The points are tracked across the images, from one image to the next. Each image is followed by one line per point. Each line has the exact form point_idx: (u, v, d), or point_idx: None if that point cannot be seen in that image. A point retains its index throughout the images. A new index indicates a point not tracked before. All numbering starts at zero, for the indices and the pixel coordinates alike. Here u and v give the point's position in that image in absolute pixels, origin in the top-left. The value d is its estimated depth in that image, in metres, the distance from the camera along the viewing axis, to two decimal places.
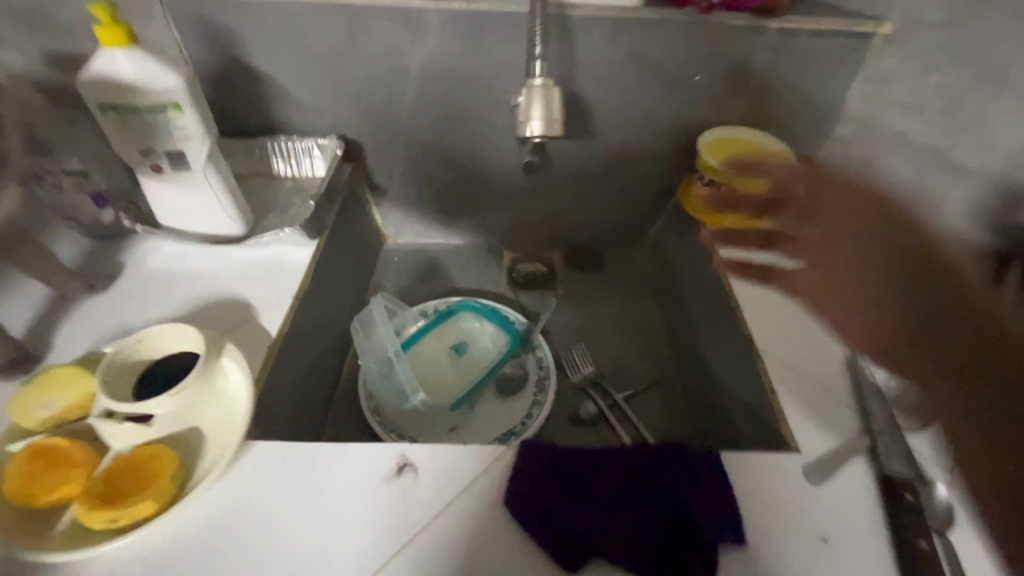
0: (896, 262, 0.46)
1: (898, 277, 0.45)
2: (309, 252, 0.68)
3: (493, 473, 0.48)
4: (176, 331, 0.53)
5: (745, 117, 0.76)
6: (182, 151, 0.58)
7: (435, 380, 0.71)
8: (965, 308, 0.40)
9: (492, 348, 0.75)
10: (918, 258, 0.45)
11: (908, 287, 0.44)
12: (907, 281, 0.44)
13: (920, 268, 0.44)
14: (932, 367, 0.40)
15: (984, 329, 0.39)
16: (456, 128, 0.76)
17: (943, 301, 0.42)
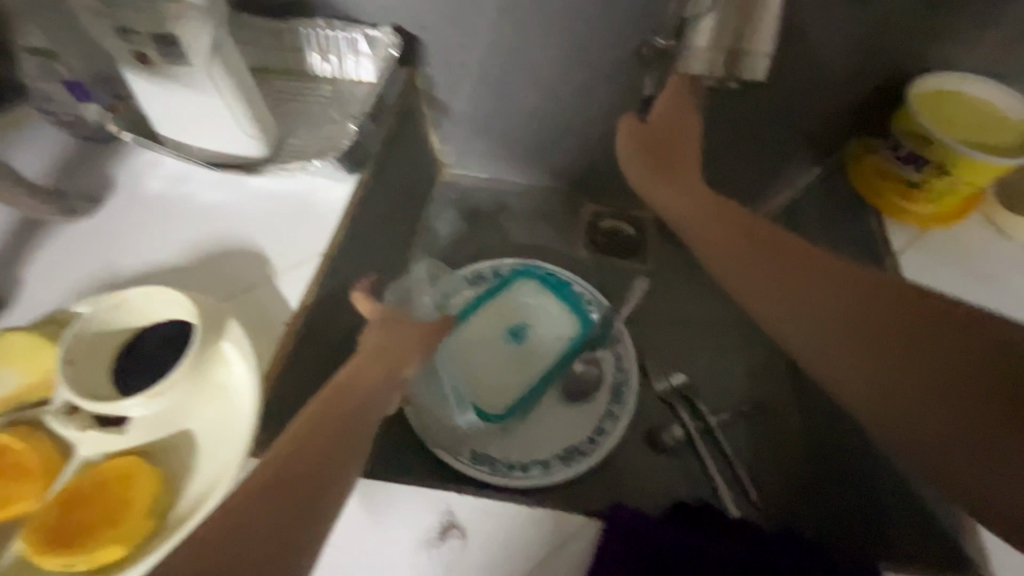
0: (870, 322, 0.34)
1: (859, 341, 0.34)
2: (346, 190, 0.51)
3: (567, 553, 0.36)
4: (162, 298, 0.39)
5: (991, 61, 0.51)
6: (174, 37, 0.40)
7: (485, 367, 0.58)
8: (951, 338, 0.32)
9: (559, 334, 0.60)
10: (897, 303, 0.34)
11: (862, 348, 0.34)
12: (877, 350, 0.34)
13: (891, 327, 0.34)
14: (924, 421, 0.32)
15: (939, 346, 0.32)
16: (555, 33, 0.54)
17: (921, 357, 0.33)
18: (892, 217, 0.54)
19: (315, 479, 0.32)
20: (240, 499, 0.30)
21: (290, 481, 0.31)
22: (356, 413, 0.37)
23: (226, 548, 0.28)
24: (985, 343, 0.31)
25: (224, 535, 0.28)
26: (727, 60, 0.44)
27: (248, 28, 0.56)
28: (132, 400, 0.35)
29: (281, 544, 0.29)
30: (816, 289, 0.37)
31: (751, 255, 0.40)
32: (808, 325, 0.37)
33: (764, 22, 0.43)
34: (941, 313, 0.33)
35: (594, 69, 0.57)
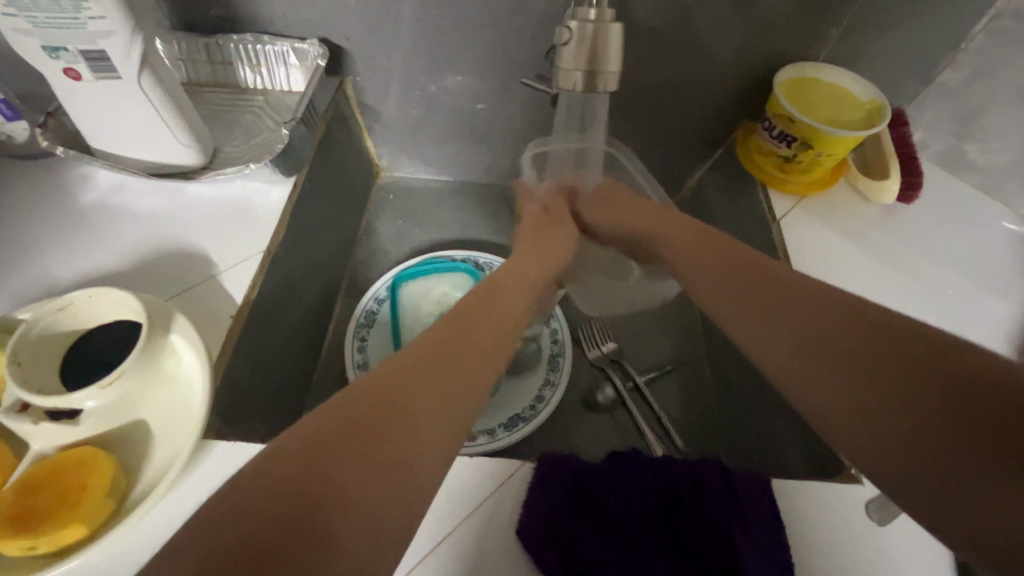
0: (751, 295, 0.37)
1: (748, 303, 0.37)
2: (282, 192, 0.55)
3: (505, 491, 0.41)
4: (106, 298, 0.41)
5: (839, 53, 0.60)
6: (105, 54, 0.43)
7: None
8: (866, 339, 0.31)
9: None
10: (788, 288, 0.36)
11: (757, 298, 0.37)
12: (830, 354, 0.32)
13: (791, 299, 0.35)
14: (916, 435, 0.27)
15: (902, 353, 0.29)
16: (470, 43, 0.60)
17: (826, 312, 0.33)
18: (775, 188, 0.62)
19: (411, 424, 0.28)
20: (327, 430, 0.27)
21: (373, 422, 0.27)
22: (462, 353, 0.33)
23: (323, 490, 0.25)
24: (927, 359, 0.29)
25: (311, 464, 0.25)
26: (585, 83, 0.41)
27: (175, 43, 0.58)
28: (85, 391, 0.36)
29: (389, 499, 0.26)
30: (669, 250, 0.46)
31: (706, 261, 0.42)
32: (719, 306, 0.39)
33: (613, 39, 0.39)
34: (924, 359, 0.29)
35: (510, 71, 0.63)
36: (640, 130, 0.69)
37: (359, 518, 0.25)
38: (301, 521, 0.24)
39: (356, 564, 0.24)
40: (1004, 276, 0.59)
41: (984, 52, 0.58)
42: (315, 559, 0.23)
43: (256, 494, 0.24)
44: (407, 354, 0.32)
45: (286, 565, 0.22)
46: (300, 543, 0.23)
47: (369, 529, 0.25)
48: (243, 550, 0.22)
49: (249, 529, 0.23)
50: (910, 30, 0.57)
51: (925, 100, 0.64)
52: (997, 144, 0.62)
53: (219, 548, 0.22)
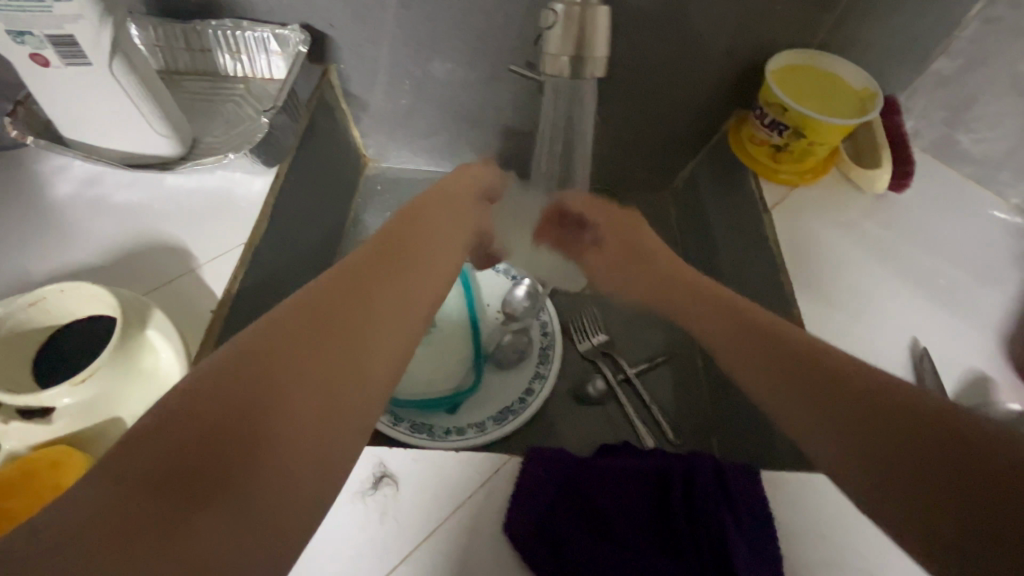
0: (763, 352, 0.37)
1: (756, 353, 0.38)
2: (264, 184, 0.53)
3: (492, 485, 0.41)
4: (78, 294, 0.40)
5: (833, 40, 0.59)
6: (73, 39, 0.41)
7: (434, 366, 0.62)
8: (858, 401, 0.32)
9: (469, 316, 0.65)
10: (791, 348, 0.36)
11: (768, 346, 0.37)
12: (835, 414, 0.32)
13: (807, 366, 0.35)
14: (924, 482, 0.28)
15: (900, 416, 0.30)
16: (457, 29, 0.58)
17: (828, 369, 0.34)
18: (767, 177, 0.62)
19: (346, 350, 0.29)
20: (259, 349, 0.27)
21: (303, 342, 0.28)
22: (396, 287, 0.34)
23: (254, 405, 0.25)
24: (919, 429, 0.29)
25: (239, 377, 0.26)
26: (572, 68, 0.40)
27: (152, 29, 0.56)
28: (57, 389, 0.35)
29: (319, 416, 0.27)
30: (672, 290, 0.46)
31: (713, 309, 0.42)
32: (730, 357, 0.39)
33: (600, 23, 0.38)
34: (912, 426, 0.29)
35: (498, 59, 0.61)
36: (632, 120, 0.68)
37: (289, 430, 0.26)
38: (230, 431, 0.24)
39: (274, 499, 0.25)
40: (994, 266, 0.59)
41: (978, 39, 0.57)
42: (244, 467, 0.24)
43: (186, 409, 0.24)
44: (341, 282, 0.32)
45: (216, 469, 0.24)
46: (229, 449, 0.24)
47: (300, 444, 0.26)
48: (173, 453, 0.23)
49: (150, 471, 0.22)
50: (904, 16, 0.57)
51: (919, 89, 0.63)
52: (990, 133, 0.61)
53: (146, 453, 0.23)
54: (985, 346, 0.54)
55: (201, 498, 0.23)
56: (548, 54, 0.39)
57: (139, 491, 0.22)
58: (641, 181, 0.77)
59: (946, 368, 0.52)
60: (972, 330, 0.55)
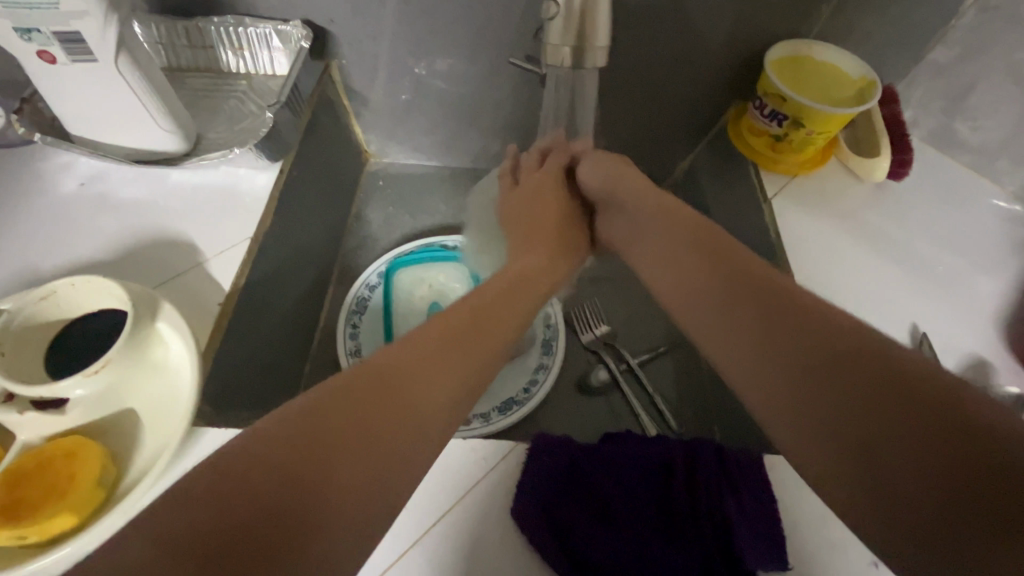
0: (754, 337, 0.36)
1: (753, 330, 0.36)
2: (268, 179, 0.54)
3: (499, 473, 0.41)
4: (89, 287, 0.40)
5: (831, 30, 0.59)
6: (79, 36, 0.41)
7: None
8: (863, 376, 0.29)
9: None
10: (794, 319, 0.34)
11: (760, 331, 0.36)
12: (848, 392, 0.30)
13: (791, 334, 0.34)
14: (903, 497, 0.26)
15: (897, 395, 0.28)
16: (457, 23, 0.59)
17: (823, 352, 0.32)
18: (767, 167, 0.62)
19: (392, 412, 0.30)
20: (312, 411, 0.28)
21: (357, 408, 0.29)
22: (447, 349, 0.35)
23: (309, 463, 0.27)
24: (944, 424, 0.26)
25: (295, 440, 0.27)
26: (573, 59, 0.40)
27: (155, 27, 0.57)
28: (70, 381, 0.36)
29: (371, 476, 0.28)
30: (681, 258, 0.44)
31: (716, 277, 0.40)
32: (722, 345, 0.38)
33: (601, 12, 0.38)
34: (939, 409, 0.26)
35: (498, 53, 0.62)
36: (632, 112, 0.68)
37: (342, 487, 0.27)
38: (286, 489, 0.25)
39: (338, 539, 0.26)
40: (992, 253, 0.60)
41: (975, 28, 0.57)
42: (294, 526, 0.25)
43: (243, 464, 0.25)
44: (395, 349, 0.34)
45: (270, 529, 0.24)
46: (288, 510, 0.25)
47: (346, 498, 0.27)
48: (235, 506, 0.24)
49: (237, 510, 0.24)
50: (901, 5, 0.57)
51: (917, 78, 0.64)
52: (988, 122, 0.62)
53: (206, 509, 0.24)
54: (984, 334, 0.55)
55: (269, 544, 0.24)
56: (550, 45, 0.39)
57: (196, 551, 0.23)
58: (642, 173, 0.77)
59: (946, 354, 0.53)
60: (970, 316, 0.56)
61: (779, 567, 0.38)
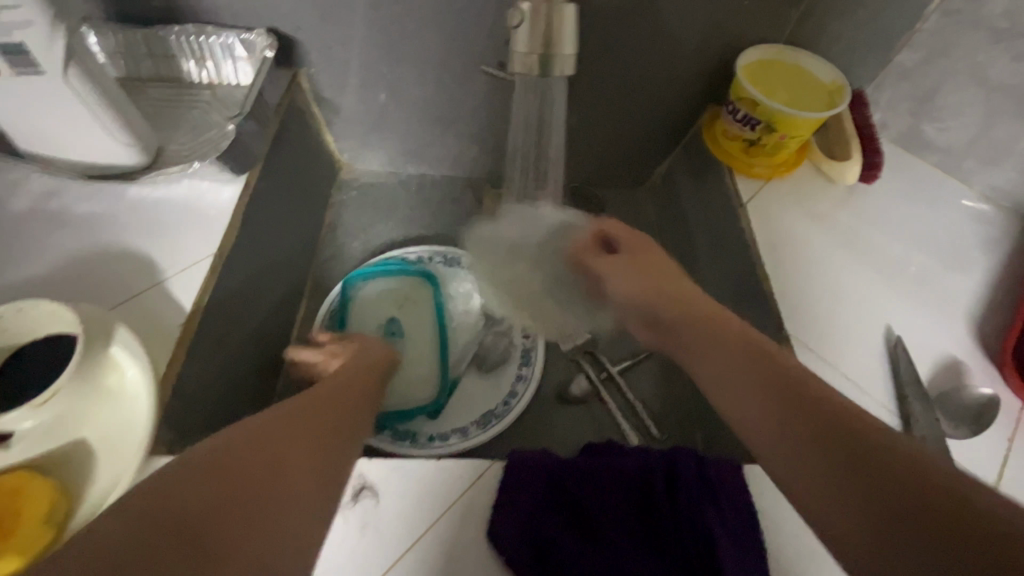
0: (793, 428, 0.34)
1: (783, 421, 0.35)
2: (233, 192, 0.52)
3: (476, 492, 0.40)
4: (37, 313, 0.38)
5: (799, 35, 0.60)
6: (23, 48, 0.39)
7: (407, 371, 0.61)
8: (880, 473, 0.30)
9: (442, 318, 0.64)
10: (817, 415, 0.34)
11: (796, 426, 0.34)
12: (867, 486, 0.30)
13: (805, 423, 0.34)
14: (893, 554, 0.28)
15: (882, 468, 0.30)
16: (427, 30, 0.58)
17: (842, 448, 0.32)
18: (741, 172, 0.62)
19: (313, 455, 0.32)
20: (247, 441, 0.29)
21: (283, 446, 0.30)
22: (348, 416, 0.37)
23: (258, 480, 0.27)
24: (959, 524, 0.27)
25: (231, 466, 0.27)
26: (540, 67, 0.39)
27: (112, 37, 0.55)
28: (16, 413, 0.34)
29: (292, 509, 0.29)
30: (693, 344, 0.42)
31: (735, 360, 0.39)
32: (750, 427, 0.37)
33: (566, 22, 0.38)
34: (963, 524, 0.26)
35: (470, 60, 0.61)
36: (607, 118, 0.68)
37: (264, 529, 0.27)
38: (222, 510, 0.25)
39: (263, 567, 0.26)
40: (963, 252, 0.61)
41: (940, 31, 0.58)
42: (232, 538, 0.25)
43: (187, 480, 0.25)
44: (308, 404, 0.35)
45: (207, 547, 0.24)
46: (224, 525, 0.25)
47: (271, 536, 0.27)
48: (174, 518, 0.24)
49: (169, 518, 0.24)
50: (868, 10, 0.58)
51: (885, 81, 0.64)
52: (955, 123, 0.62)
53: (170, 505, 0.24)
54: (959, 334, 0.54)
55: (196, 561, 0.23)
56: (517, 52, 0.39)
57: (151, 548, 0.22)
58: (620, 179, 0.77)
59: (922, 354, 0.53)
60: (946, 316, 0.56)
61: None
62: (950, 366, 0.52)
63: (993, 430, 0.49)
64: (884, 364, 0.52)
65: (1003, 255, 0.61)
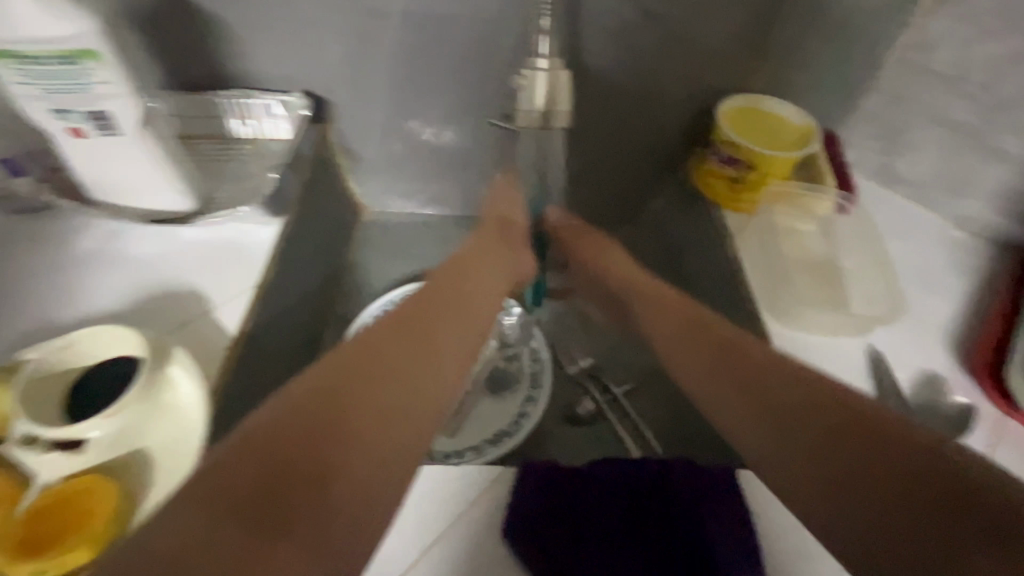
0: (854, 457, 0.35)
1: (792, 440, 0.38)
2: (272, 232, 0.59)
3: (490, 495, 0.44)
4: (109, 336, 0.44)
5: (771, 85, 0.67)
6: (108, 114, 0.47)
7: None
8: (916, 492, 0.32)
9: None
10: (825, 414, 0.38)
11: (806, 440, 0.38)
12: (871, 472, 0.34)
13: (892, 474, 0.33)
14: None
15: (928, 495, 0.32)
16: (441, 89, 0.66)
17: (864, 455, 0.35)
18: (726, 206, 0.68)
19: (387, 399, 0.38)
20: (323, 393, 0.36)
21: (367, 390, 0.38)
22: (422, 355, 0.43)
23: (329, 434, 0.34)
24: (960, 497, 0.31)
25: (306, 422, 0.34)
26: (540, 120, 0.46)
27: (169, 101, 0.63)
28: (89, 421, 0.39)
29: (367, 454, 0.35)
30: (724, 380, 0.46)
31: (751, 402, 0.42)
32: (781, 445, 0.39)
33: (562, 84, 0.45)
34: (975, 506, 0.30)
35: (478, 113, 0.68)
36: (602, 161, 0.75)
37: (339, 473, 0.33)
38: (303, 469, 0.32)
39: (347, 500, 0.33)
40: (939, 276, 0.65)
41: (898, 79, 0.65)
42: (313, 486, 0.32)
43: (276, 435, 0.33)
44: (383, 344, 0.41)
45: (291, 504, 0.31)
46: (301, 476, 0.32)
47: (352, 478, 0.34)
48: (264, 469, 0.31)
49: (257, 475, 0.31)
50: (829, 62, 0.65)
51: (854, 123, 0.71)
52: (920, 158, 0.68)
53: (260, 461, 0.32)
54: (939, 352, 0.58)
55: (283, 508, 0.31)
56: (520, 108, 0.46)
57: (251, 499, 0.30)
58: (617, 215, 0.83)
59: (904, 369, 0.57)
60: (926, 334, 0.60)
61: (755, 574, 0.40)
62: (931, 380, 0.56)
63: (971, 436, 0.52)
64: (867, 377, 0.56)
65: (975, 279, 0.65)
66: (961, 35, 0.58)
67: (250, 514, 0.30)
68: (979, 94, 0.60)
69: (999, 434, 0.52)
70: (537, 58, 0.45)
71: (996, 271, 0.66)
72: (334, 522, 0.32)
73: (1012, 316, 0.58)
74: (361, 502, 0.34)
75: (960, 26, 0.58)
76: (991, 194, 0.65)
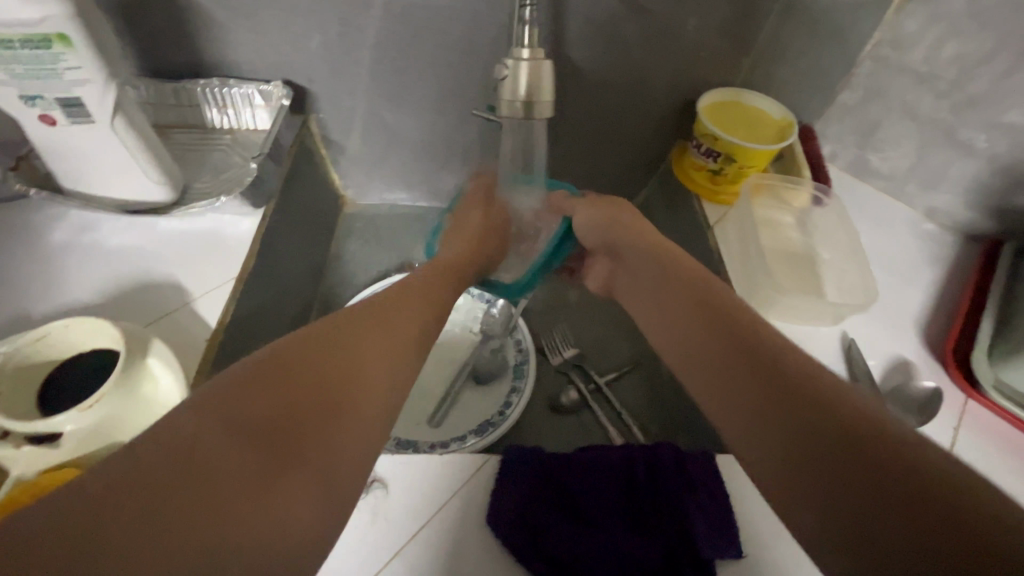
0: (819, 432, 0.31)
1: (767, 413, 0.35)
2: (252, 223, 0.58)
3: (475, 484, 0.44)
4: (83, 327, 0.43)
5: (751, 80, 0.68)
6: (79, 101, 0.46)
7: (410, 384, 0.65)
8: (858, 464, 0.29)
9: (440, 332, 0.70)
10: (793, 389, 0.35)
11: (775, 412, 0.35)
12: (827, 448, 0.30)
13: (846, 443, 0.30)
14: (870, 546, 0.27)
15: (874, 469, 0.28)
16: (424, 80, 0.65)
17: (820, 426, 0.32)
18: (707, 199, 0.69)
19: (316, 405, 0.31)
20: (227, 394, 0.29)
21: (286, 394, 0.31)
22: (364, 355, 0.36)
23: (233, 446, 0.27)
24: (933, 487, 0.26)
25: (205, 428, 0.27)
26: (524, 111, 0.46)
27: (145, 89, 0.62)
28: (66, 415, 0.38)
29: (284, 472, 0.28)
30: (709, 355, 0.42)
31: (738, 376, 0.38)
32: (738, 425, 0.37)
33: (544, 75, 0.45)
34: (947, 502, 0.26)
35: (462, 104, 0.68)
36: (585, 154, 0.75)
37: (248, 501, 0.26)
38: (196, 491, 0.25)
39: (256, 533, 0.26)
40: (910, 267, 0.67)
41: (873, 74, 0.66)
42: (212, 515, 0.25)
43: (168, 439, 0.26)
44: (314, 339, 0.35)
45: (181, 533, 0.24)
46: (191, 500, 0.25)
47: (261, 506, 0.27)
48: (139, 491, 0.24)
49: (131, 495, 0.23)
50: (807, 58, 0.66)
51: (830, 117, 0.73)
52: (893, 153, 0.70)
53: (137, 478, 0.24)
54: (909, 339, 0.60)
55: (167, 535, 0.23)
56: (504, 98, 0.46)
57: (104, 521, 0.22)
58: None
59: (876, 356, 0.59)
60: (897, 323, 0.62)
61: (734, 556, 0.41)
62: (902, 366, 0.58)
63: (936, 421, 0.54)
64: (840, 364, 0.57)
65: (945, 271, 0.67)
66: (932, 32, 0.60)
67: (105, 540, 0.22)
68: (948, 90, 0.62)
69: (965, 417, 0.55)
70: (520, 48, 0.45)
71: (964, 262, 0.68)
72: (255, 544, 0.26)
73: (979, 304, 0.61)
74: (270, 535, 0.27)
75: (931, 24, 0.60)
76: (960, 188, 0.67)
